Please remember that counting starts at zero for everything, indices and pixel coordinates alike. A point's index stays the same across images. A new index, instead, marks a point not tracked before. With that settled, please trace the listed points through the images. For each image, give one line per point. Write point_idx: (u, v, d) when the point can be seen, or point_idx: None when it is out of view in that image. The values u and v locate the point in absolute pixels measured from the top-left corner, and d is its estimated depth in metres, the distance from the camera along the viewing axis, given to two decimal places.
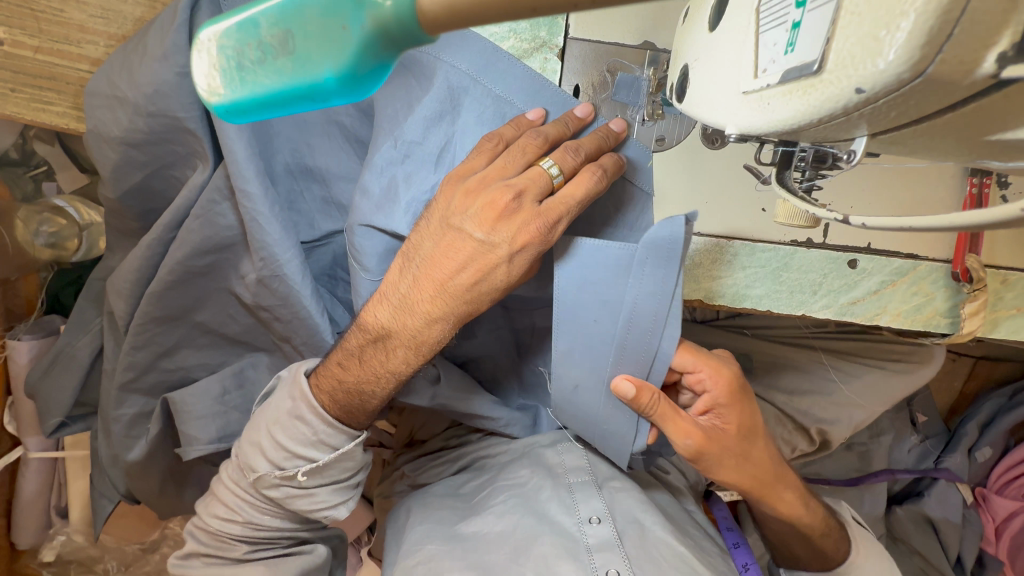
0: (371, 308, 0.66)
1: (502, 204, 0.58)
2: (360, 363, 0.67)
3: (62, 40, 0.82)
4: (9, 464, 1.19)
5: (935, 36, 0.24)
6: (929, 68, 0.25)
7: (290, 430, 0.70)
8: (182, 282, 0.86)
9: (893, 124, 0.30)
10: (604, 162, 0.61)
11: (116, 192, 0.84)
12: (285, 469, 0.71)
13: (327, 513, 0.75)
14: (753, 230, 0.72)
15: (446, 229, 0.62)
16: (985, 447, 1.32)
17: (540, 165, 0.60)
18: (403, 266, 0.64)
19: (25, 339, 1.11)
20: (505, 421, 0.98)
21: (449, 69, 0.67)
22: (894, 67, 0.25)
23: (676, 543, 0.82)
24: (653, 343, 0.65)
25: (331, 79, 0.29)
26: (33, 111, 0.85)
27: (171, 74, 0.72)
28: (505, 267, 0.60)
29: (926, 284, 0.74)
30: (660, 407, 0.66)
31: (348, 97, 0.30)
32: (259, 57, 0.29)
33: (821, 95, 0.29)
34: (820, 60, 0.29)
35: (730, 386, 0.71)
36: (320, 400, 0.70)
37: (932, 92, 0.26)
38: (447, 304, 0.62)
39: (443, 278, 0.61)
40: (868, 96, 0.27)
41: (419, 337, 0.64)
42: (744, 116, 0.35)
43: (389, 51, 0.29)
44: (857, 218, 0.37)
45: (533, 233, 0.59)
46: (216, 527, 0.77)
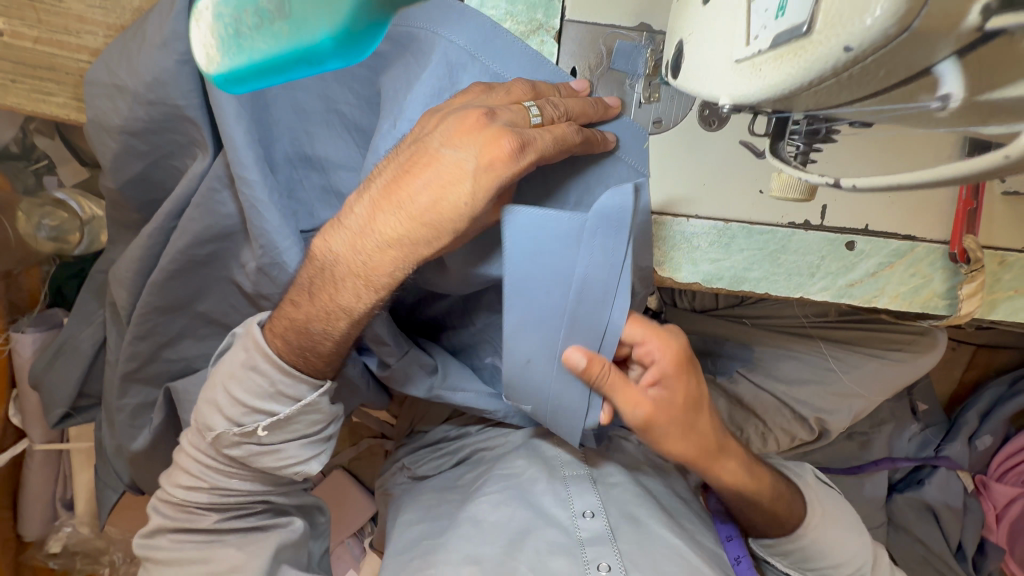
0: (325, 236, 0.66)
1: (473, 120, 0.58)
2: (311, 297, 0.66)
3: (62, 31, 0.83)
4: (14, 456, 1.20)
5: None
6: (916, 22, 0.27)
7: (246, 382, 0.68)
8: (183, 271, 0.86)
9: (882, 85, 0.32)
10: (591, 134, 0.64)
11: (117, 182, 0.84)
12: (243, 426, 0.69)
13: (298, 469, 0.73)
14: (751, 212, 0.72)
15: (412, 148, 0.62)
16: (985, 435, 1.33)
17: (522, 104, 0.61)
18: (363, 190, 0.64)
19: (29, 331, 1.12)
20: (502, 413, 0.99)
21: (449, 45, 0.67)
22: (881, 22, 0.27)
23: (674, 538, 0.84)
24: (603, 316, 0.67)
25: (329, 40, 0.34)
26: (33, 102, 0.85)
27: (170, 62, 0.72)
28: (469, 184, 0.59)
29: (924, 266, 0.75)
30: (610, 377, 0.68)
31: (341, 55, 0.36)
32: (258, 22, 0.34)
33: (812, 55, 0.30)
34: (810, 22, 0.30)
35: (679, 360, 0.70)
36: (271, 343, 0.68)
37: (921, 44, 0.28)
38: (406, 225, 0.61)
39: (404, 196, 0.60)
40: (856, 53, 0.28)
41: (372, 266, 0.63)
42: (734, 85, 0.36)
43: (380, 13, 0.34)
44: (846, 181, 0.38)
45: (500, 149, 0.57)
46: (181, 496, 0.75)
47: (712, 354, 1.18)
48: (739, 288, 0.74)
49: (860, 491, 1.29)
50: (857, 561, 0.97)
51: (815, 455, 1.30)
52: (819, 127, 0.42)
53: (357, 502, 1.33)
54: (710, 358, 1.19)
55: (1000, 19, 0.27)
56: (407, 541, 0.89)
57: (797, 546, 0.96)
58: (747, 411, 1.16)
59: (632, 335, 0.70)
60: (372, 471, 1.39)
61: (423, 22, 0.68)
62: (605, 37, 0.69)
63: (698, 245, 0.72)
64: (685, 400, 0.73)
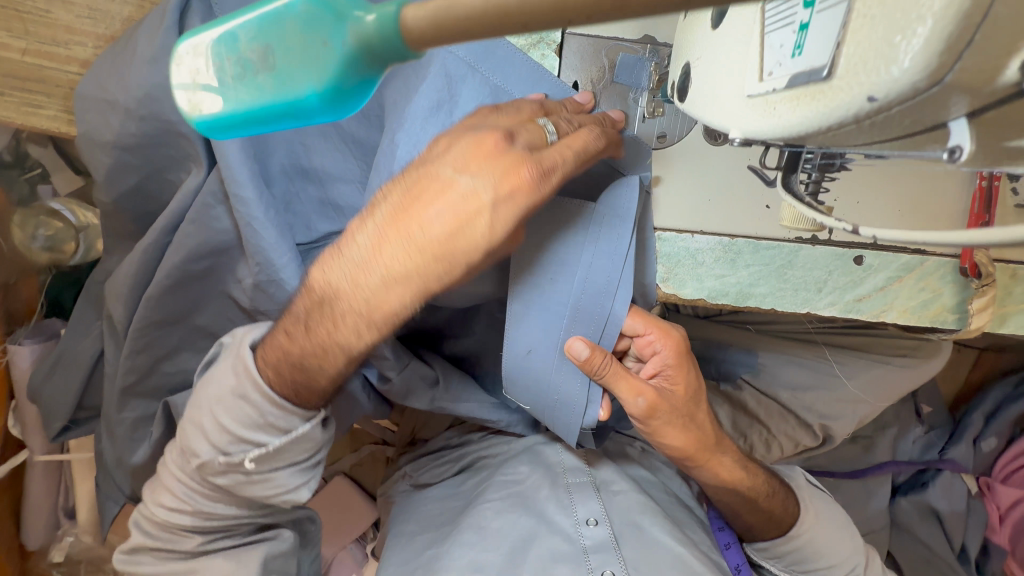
0: (322, 265, 0.60)
1: (490, 145, 0.54)
2: (306, 331, 0.61)
3: (50, 42, 0.81)
4: (14, 467, 1.19)
5: (954, 42, 0.23)
6: (947, 75, 0.24)
7: (234, 410, 0.66)
8: (179, 286, 0.84)
9: (901, 133, 0.29)
10: (605, 124, 0.60)
11: (110, 196, 0.82)
12: (230, 454, 0.67)
13: (287, 497, 0.72)
14: (756, 227, 0.70)
15: (421, 172, 0.56)
16: (990, 437, 1.31)
17: (535, 122, 0.58)
18: (365, 218, 0.59)
19: (27, 343, 1.10)
20: (505, 423, 0.98)
21: (449, 57, 0.64)
22: (909, 75, 0.25)
23: (676, 544, 0.82)
24: (606, 305, 0.66)
25: (314, 96, 0.24)
26: (23, 115, 0.83)
27: (162, 77, 0.70)
28: (486, 215, 0.53)
29: (934, 280, 0.73)
30: (612, 369, 0.66)
31: (335, 116, 0.26)
32: (236, 73, 0.25)
33: (831, 101, 0.28)
34: (831, 65, 0.28)
35: (678, 350, 0.71)
36: (263, 374, 0.65)
37: (950, 98, 0.25)
38: (414, 260, 0.55)
39: (412, 225, 0.55)
40: (879, 104, 0.26)
41: (374, 303, 0.57)
42: (749, 119, 0.35)
43: (375, 68, 0.24)
44: (868, 229, 0.36)
45: (522, 178, 0.53)
46: (163, 517, 0.72)
47: (715, 360, 1.15)
48: (744, 303, 0.73)
49: (864, 495, 1.29)
50: (851, 563, 0.93)
51: (818, 459, 1.29)
52: (830, 160, 0.42)
53: (360, 506, 1.31)
54: (713, 364, 1.16)
55: None
56: (408, 555, 0.87)
57: (792, 548, 0.91)
58: (751, 417, 1.13)
59: (634, 328, 0.69)
60: (374, 477, 1.37)
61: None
62: (608, 49, 0.67)
63: (703, 261, 0.71)
64: (685, 390, 0.73)
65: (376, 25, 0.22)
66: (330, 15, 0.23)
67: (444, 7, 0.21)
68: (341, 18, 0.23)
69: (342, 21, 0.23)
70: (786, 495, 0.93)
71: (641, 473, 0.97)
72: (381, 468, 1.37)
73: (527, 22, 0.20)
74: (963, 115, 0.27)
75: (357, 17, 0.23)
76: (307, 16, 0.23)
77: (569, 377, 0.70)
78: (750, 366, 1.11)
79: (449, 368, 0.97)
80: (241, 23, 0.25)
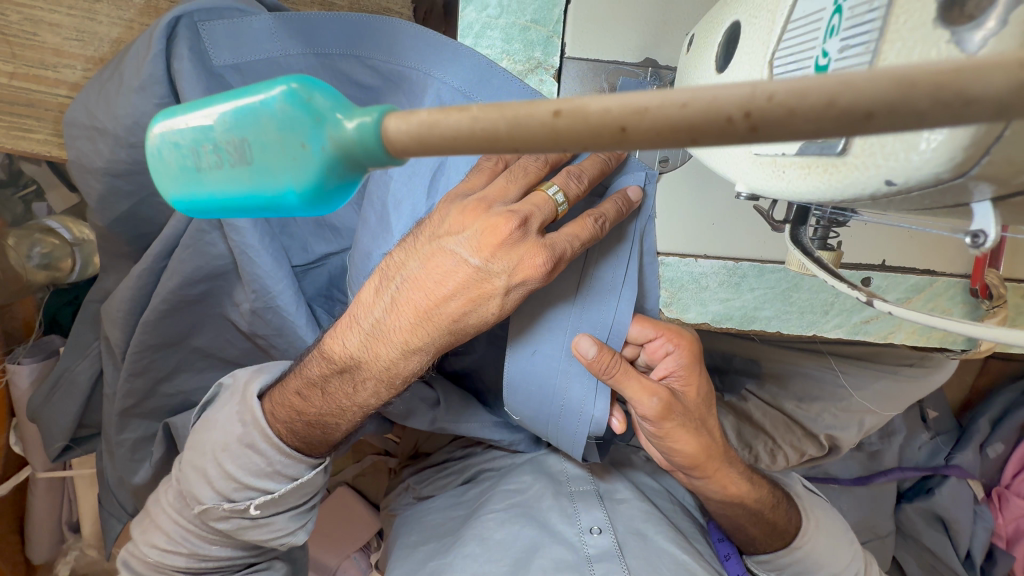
0: (340, 334, 0.62)
1: (505, 232, 0.51)
2: (324, 394, 0.64)
3: (38, 65, 0.79)
4: (17, 485, 1.18)
5: (981, 139, 0.22)
6: (972, 169, 0.23)
7: (241, 459, 0.66)
8: (175, 311, 0.83)
9: (930, 205, 0.28)
10: (604, 209, 0.56)
11: (104, 221, 0.81)
12: (235, 501, 0.67)
13: (284, 540, 0.72)
14: (761, 250, 0.69)
15: (435, 249, 0.55)
16: (996, 443, 1.30)
17: (545, 191, 0.53)
18: (381, 287, 0.59)
19: (25, 363, 1.07)
20: (508, 441, 0.96)
21: (441, 88, 0.62)
22: (932, 166, 0.24)
23: (680, 551, 0.79)
24: (612, 305, 0.65)
25: (292, 195, 0.23)
26: (13, 140, 0.82)
27: (150, 106, 0.68)
28: (498, 300, 0.55)
29: (943, 300, 0.71)
30: (620, 370, 0.64)
31: (317, 213, 0.24)
32: (211, 161, 0.23)
33: (844, 178, 0.28)
34: (845, 142, 0.27)
35: (690, 351, 0.68)
36: (276, 430, 0.66)
37: (975, 185, 0.24)
38: (427, 334, 0.57)
39: (427, 305, 0.55)
40: (899, 187, 0.26)
41: (393, 370, 0.60)
42: (756, 177, 0.34)
43: (355, 174, 0.23)
44: (882, 302, 0.38)
45: (535, 269, 0.53)
46: (155, 560, 0.70)
47: (721, 369, 1.17)
48: (748, 326, 0.71)
49: (871, 503, 1.27)
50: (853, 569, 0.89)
51: (823, 466, 1.28)
52: (839, 215, 0.40)
53: (364, 516, 1.28)
54: (718, 374, 1.18)
55: None
56: (413, 563, 0.85)
57: (791, 560, 0.87)
58: (756, 426, 1.10)
59: (643, 332, 0.67)
60: (377, 487, 1.35)
61: (413, 62, 0.64)
62: (608, 73, 0.64)
63: (708, 286, 0.69)
64: (697, 393, 0.70)
65: (356, 133, 0.21)
66: (308, 118, 0.22)
67: (429, 121, 0.20)
68: (320, 122, 0.22)
69: (321, 125, 0.22)
70: (788, 503, 0.90)
71: (645, 482, 0.97)
72: (384, 479, 1.35)
73: (519, 148, 0.19)
74: (988, 198, 0.26)
75: (339, 123, 0.22)
76: (283, 116, 0.22)
77: (574, 381, 0.69)
78: (753, 374, 1.12)
79: (449, 387, 0.96)
80: (216, 111, 0.23)
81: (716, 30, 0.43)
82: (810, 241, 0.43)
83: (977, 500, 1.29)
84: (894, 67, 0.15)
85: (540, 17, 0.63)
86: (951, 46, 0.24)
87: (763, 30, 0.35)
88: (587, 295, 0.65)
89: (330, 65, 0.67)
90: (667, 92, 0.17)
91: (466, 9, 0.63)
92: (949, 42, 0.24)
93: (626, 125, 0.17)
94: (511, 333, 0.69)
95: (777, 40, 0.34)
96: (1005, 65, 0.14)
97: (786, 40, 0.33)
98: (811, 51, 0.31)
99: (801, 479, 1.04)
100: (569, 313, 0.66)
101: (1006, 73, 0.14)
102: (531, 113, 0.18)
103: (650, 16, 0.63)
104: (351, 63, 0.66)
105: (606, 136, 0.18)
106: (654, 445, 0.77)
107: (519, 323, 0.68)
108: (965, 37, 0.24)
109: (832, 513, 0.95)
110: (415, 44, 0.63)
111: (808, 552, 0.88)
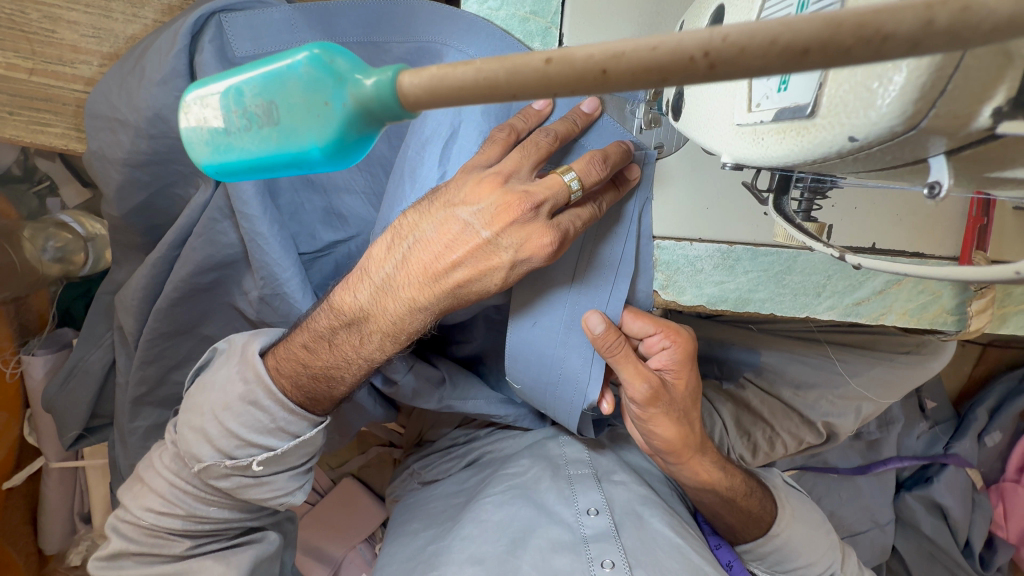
0: (351, 287, 0.64)
1: (518, 210, 0.54)
2: (331, 347, 0.66)
3: (56, 61, 0.83)
4: (31, 474, 1.19)
5: (928, 91, 0.24)
6: (922, 121, 0.26)
7: (244, 416, 0.67)
8: (187, 298, 0.86)
9: (892, 163, 0.31)
10: (603, 198, 0.61)
11: (120, 211, 0.84)
12: (236, 459, 0.68)
13: (283, 501, 0.73)
14: (754, 234, 0.70)
15: (448, 216, 0.58)
16: (994, 432, 1.31)
17: (560, 175, 0.55)
18: (392, 244, 0.61)
19: (40, 353, 1.10)
20: (512, 417, 0.99)
21: (459, 57, 0.65)
22: (887, 120, 0.26)
23: (675, 535, 0.81)
24: (609, 281, 0.70)
25: (316, 149, 0.25)
26: (32, 133, 0.85)
27: (170, 98, 0.71)
28: (503, 273, 0.59)
29: (932, 282, 0.73)
30: (622, 351, 0.67)
31: (337, 168, 0.27)
32: (243, 125, 0.26)
33: (814, 138, 0.30)
34: (814, 104, 0.30)
35: (685, 348, 0.71)
36: (279, 385, 0.68)
37: (928, 139, 0.27)
38: (434, 294, 0.60)
39: (434, 266, 0.59)
40: (861, 143, 0.28)
41: (399, 326, 0.63)
42: (739, 147, 0.36)
43: (372, 128, 0.25)
44: (854, 257, 0.43)
45: (542, 247, 0.57)
46: (150, 523, 0.70)
47: (719, 359, 1.17)
48: (741, 308, 0.73)
49: (871, 492, 1.28)
50: (827, 561, 0.90)
51: (822, 455, 1.29)
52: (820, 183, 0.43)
53: (369, 505, 1.30)
54: (716, 364, 1.17)
55: (1011, 125, 0.25)
56: (414, 550, 0.86)
57: (772, 548, 0.88)
58: (755, 415, 1.12)
59: (643, 328, 0.70)
60: (381, 479, 1.35)
61: (434, 36, 0.67)
62: None
63: (703, 268, 0.71)
64: (685, 389, 0.74)
65: (374, 89, 0.24)
66: (330, 78, 0.24)
67: (439, 76, 0.22)
68: (341, 82, 0.24)
69: (342, 84, 0.24)
70: (763, 493, 0.91)
71: (643, 464, 0.99)
72: (389, 470, 1.35)
73: (516, 93, 0.21)
74: (943, 152, 0.28)
75: (358, 82, 0.24)
76: (308, 78, 0.24)
77: (573, 353, 0.73)
78: (751, 364, 1.12)
79: (453, 367, 0.99)
80: (245, 78, 0.26)
81: (704, 14, 0.45)
82: (793, 212, 0.46)
83: (976, 488, 1.30)
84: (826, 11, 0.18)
85: (539, 8, 0.65)
86: None
87: (744, 9, 0.38)
88: (587, 276, 0.70)
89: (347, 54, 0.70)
90: (641, 36, 0.19)
91: (468, 3, 0.65)
92: None
93: (606, 68, 0.20)
94: (515, 304, 0.73)
95: (757, 14, 0.36)
96: (915, 7, 0.17)
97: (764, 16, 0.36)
98: None
99: (780, 474, 1.02)
100: (568, 296, 0.71)
101: (916, 14, 0.17)
102: (525, 62, 0.21)
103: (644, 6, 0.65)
104: (369, 50, 0.69)
105: (589, 78, 0.20)
106: (636, 427, 0.80)
107: (523, 299, 0.73)
108: None
109: (811, 505, 0.95)
110: (432, 21, 0.67)
111: (794, 539, 0.89)
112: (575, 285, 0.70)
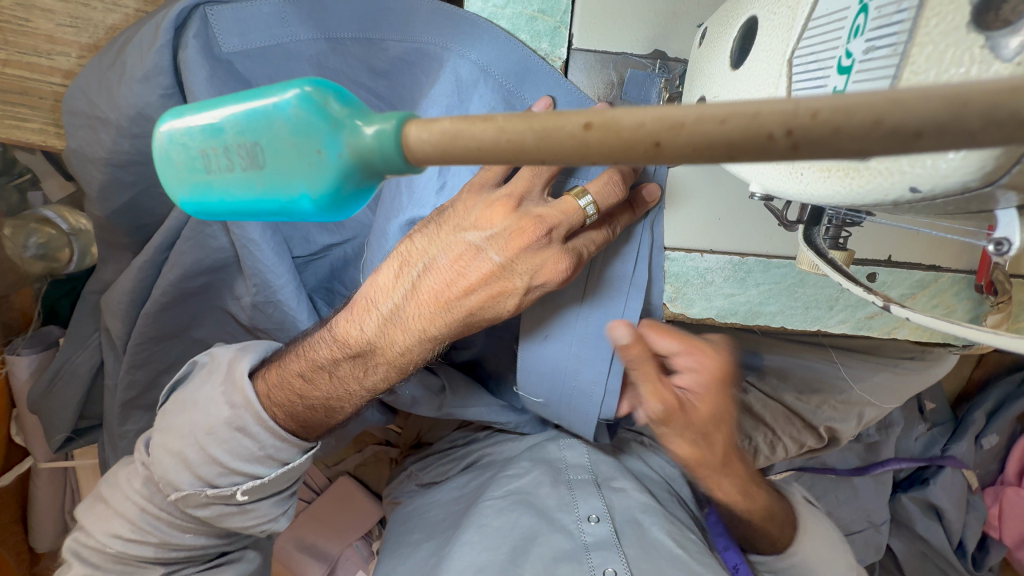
0: (356, 318, 0.61)
1: (531, 237, 0.51)
2: (331, 377, 0.64)
3: (31, 52, 0.78)
4: (20, 475, 1.15)
5: (1011, 151, 0.22)
6: (1001, 178, 0.24)
7: (230, 443, 0.65)
8: (176, 303, 0.82)
9: (954, 210, 0.29)
10: (618, 219, 0.57)
11: (104, 211, 0.79)
12: (219, 487, 0.66)
13: (265, 527, 0.72)
14: (767, 247, 0.67)
15: (457, 241, 0.54)
16: (990, 435, 1.29)
17: (575, 199, 0.52)
18: (399, 273, 0.58)
19: (26, 353, 1.05)
20: (514, 423, 0.98)
21: (461, 61, 0.61)
22: (960, 175, 0.24)
23: (677, 545, 0.79)
24: (621, 293, 0.67)
25: (307, 199, 0.24)
26: (8, 129, 0.81)
27: (154, 96, 0.67)
28: (516, 298, 0.56)
29: (948, 296, 0.68)
30: (643, 364, 0.64)
31: (329, 218, 0.26)
32: (224, 165, 0.25)
33: (867, 183, 0.28)
34: None
35: (713, 371, 0.68)
36: (269, 412, 0.66)
37: (1000, 193, 0.25)
38: (445, 324, 0.58)
39: (446, 295, 0.56)
40: (923, 194, 0.26)
41: (407, 357, 0.61)
42: (773, 178, 0.34)
43: (371, 179, 0.25)
44: (900, 308, 0.40)
45: (557, 272, 0.54)
46: (117, 550, 0.68)
47: None
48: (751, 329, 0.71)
49: (870, 494, 1.27)
50: None
51: (821, 457, 1.27)
52: (853, 216, 0.41)
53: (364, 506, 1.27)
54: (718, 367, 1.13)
55: None
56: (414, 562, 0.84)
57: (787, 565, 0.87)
58: (756, 418, 1.09)
59: (669, 346, 0.66)
60: (378, 478, 1.33)
61: (432, 37, 0.63)
62: (615, 63, 0.62)
63: (711, 280, 0.69)
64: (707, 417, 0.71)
65: (375, 139, 0.23)
66: (324, 123, 0.23)
67: (453, 131, 0.21)
68: (337, 128, 0.23)
69: (337, 131, 0.23)
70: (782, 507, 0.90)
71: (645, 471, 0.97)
72: (386, 469, 1.33)
73: (547, 159, 0.20)
74: (1013, 207, 0.27)
75: (355, 131, 0.23)
76: (298, 121, 0.24)
77: (585, 365, 0.71)
78: (755, 368, 1.10)
79: (452, 373, 0.97)
80: (228, 115, 0.25)
81: (733, 24, 0.42)
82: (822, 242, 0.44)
83: (971, 490, 1.29)
84: (949, 85, 0.16)
85: (547, 6, 0.61)
86: (984, 51, 0.24)
87: (782, 26, 0.35)
88: (597, 294, 0.67)
89: (341, 51, 0.66)
90: (706, 107, 0.18)
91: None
92: (983, 48, 0.24)
93: (660, 140, 0.18)
94: (525, 322, 0.71)
95: (798, 37, 0.33)
96: None
97: (806, 39, 0.32)
98: (834, 50, 0.30)
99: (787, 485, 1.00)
100: (579, 312, 0.69)
101: None
102: (562, 127, 0.19)
103: (658, 5, 0.61)
104: (365, 47, 0.66)
105: (640, 149, 0.19)
106: None
107: (535, 317, 0.70)
108: (1001, 43, 0.23)
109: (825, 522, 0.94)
110: (431, 21, 0.63)
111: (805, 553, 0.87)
112: (587, 300, 0.68)
